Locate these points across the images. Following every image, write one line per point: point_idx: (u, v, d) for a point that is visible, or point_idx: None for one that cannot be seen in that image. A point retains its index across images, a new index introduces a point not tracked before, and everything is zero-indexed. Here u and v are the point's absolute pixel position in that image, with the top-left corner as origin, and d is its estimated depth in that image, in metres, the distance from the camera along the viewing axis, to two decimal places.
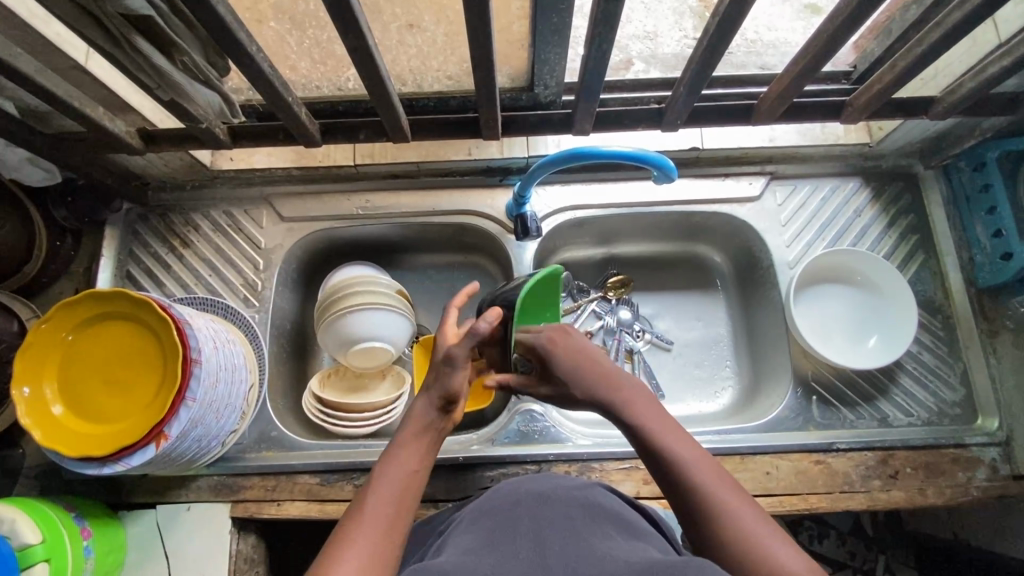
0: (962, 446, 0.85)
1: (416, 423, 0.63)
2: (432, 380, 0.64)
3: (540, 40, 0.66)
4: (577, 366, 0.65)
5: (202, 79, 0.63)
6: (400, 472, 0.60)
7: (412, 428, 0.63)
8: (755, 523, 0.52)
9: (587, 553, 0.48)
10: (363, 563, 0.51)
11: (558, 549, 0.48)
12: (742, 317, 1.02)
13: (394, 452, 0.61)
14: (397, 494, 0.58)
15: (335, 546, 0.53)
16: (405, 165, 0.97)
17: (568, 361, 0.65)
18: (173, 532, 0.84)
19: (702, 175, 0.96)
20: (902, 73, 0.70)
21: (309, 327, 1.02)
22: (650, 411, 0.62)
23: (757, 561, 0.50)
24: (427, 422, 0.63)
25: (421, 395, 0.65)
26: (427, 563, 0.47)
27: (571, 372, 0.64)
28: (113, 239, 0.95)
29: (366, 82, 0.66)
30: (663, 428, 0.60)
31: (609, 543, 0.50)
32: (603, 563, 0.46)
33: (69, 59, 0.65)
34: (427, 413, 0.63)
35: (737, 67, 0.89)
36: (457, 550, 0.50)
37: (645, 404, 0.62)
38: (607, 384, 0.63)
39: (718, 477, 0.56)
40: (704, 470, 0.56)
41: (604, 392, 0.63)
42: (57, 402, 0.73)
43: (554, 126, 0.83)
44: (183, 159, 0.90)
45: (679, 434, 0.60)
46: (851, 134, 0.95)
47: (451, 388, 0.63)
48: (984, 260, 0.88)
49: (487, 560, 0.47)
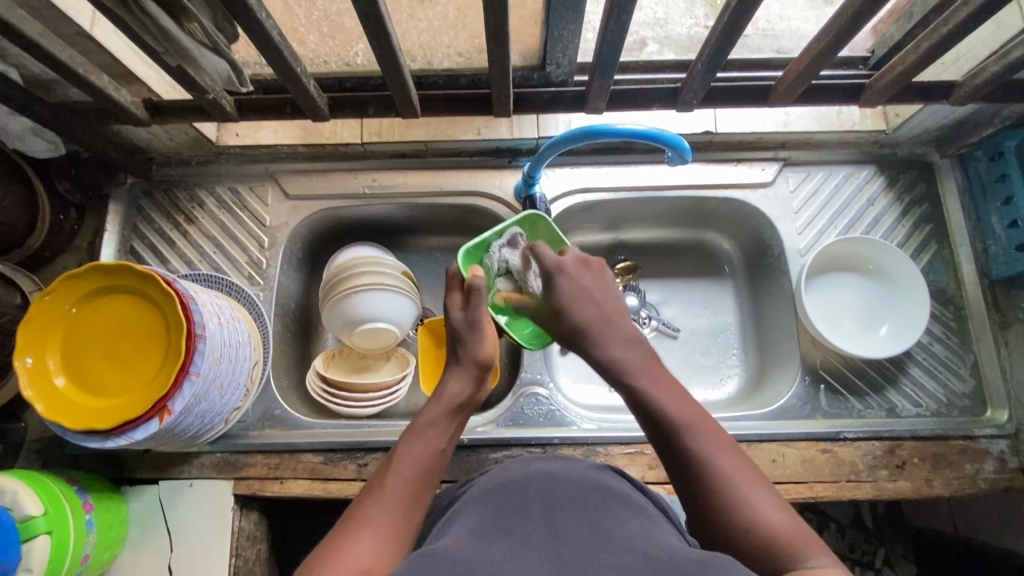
0: (970, 437, 0.84)
1: (446, 398, 0.64)
2: (459, 354, 0.68)
3: (555, 16, 0.64)
4: (577, 299, 0.68)
5: (210, 45, 0.61)
6: (424, 449, 0.60)
7: (441, 406, 0.64)
8: (750, 480, 0.53)
9: (600, 537, 0.47)
10: (381, 538, 0.51)
11: (570, 532, 0.48)
12: (750, 305, 1.01)
13: (420, 429, 0.62)
14: (416, 474, 0.57)
15: (350, 525, 0.52)
16: (414, 144, 0.96)
17: (570, 288, 0.68)
18: (176, 508, 0.84)
19: (715, 160, 0.94)
20: (925, 53, 0.69)
21: (312, 306, 1.02)
22: (642, 365, 0.63)
23: (746, 514, 0.50)
24: (456, 401, 0.65)
25: (450, 374, 0.67)
26: (436, 546, 0.46)
27: (568, 297, 0.68)
28: (117, 214, 0.94)
29: (378, 52, 0.65)
30: (654, 384, 0.61)
31: (622, 527, 0.49)
32: (618, 549, 0.45)
33: (74, 24, 0.64)
34: (463, 386, 0.66)
35: (752, 51, 0.87)
36: (466, 530, 0.49)
37: (637, 357, 0.64)
38: (599, 327, 0.66)
39: (713, 435, 0.56)
40: (698, 428, 0.56)
41: (593, 338, 0.65)
42: (61, 374, 0.73)
43: (566, 103, 0.81)
44: (188, 134, 0.89)
45: (673, 387, 0.61)
46: (867, 119, 0.93)
47: (480, 359, 0.68)
48: (999, 251, 0.88)
49: (496, 541, 0.47)
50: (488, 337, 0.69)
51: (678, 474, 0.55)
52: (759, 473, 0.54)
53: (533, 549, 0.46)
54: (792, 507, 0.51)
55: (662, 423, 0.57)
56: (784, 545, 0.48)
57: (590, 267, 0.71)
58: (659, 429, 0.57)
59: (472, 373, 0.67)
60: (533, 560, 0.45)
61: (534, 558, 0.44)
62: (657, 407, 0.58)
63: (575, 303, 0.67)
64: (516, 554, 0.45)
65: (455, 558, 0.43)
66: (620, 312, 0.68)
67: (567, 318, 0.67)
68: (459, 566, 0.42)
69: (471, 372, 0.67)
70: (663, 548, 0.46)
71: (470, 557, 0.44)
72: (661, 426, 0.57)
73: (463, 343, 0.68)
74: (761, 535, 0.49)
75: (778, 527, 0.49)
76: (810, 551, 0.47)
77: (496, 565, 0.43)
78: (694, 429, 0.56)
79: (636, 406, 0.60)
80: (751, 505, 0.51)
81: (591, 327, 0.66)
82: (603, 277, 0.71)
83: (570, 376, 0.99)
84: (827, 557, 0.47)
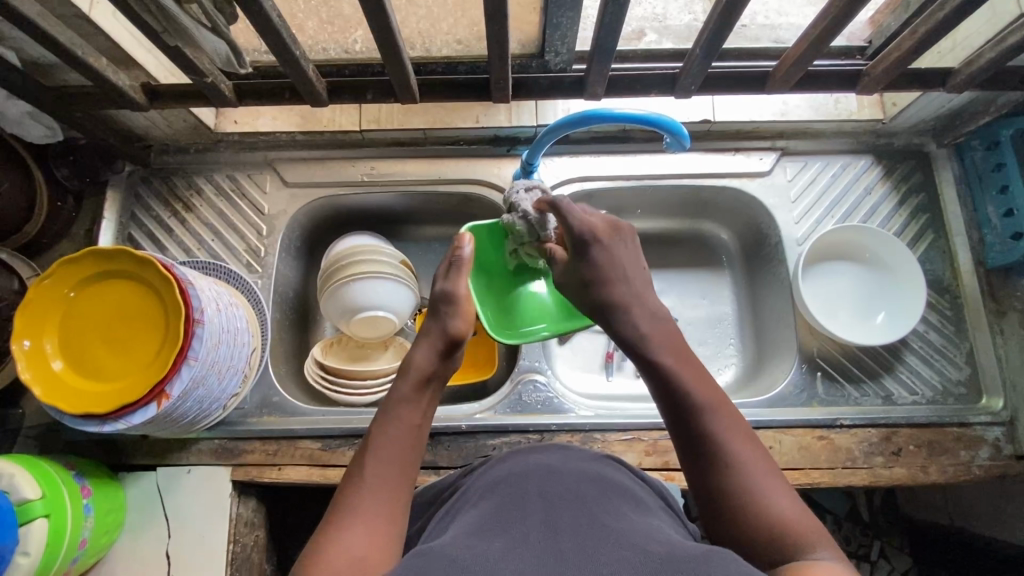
0: (965, 425, 0.85)
1: (411, 373, 0.60)
2: (430, 325, 0.64)
3: (555, 3, 0.64)
4: (609, 271, 0.64)
5: (209, 26, 0.62)
6: (399, 430, 0.57)
7: (409, 383, 0.60)
8: (765, 471, 0.52)
9: (597, 531, 0.47)
10: (369, 529, 0.50)
11: (569, 526, 0.47)
12: (747, 295, 1.01)
13: (391, 408, 0.58)
14: (395, 455, 0.55)
15: (338, 514, 0.51)
16: (412, 132, 0.95)
17: (601, 261, 0.64)
18: (173, 495, 0.84)
19: (713, 149, 0.95)
20: (921, 39, 0.69)
21: (310, 296, 1.02)
22: (668, 342, 0.60)
23: (759, 504, 0.50)
24: (425, 374, 0.60)
25: (417, 346, 0.63)
26: (433, 544, 0.46)
27: (597, 271, 0.64)
28: (115, 202, 0.94)
29: (377, 36, 0.65)
30: (679, 364, 0.58)
31: (621, 521, 0.49)
32: (615, 543, 0.45)
33: (72, 6, 0.64)
34: (431, 360, 0.62)
35: (749, 41, 0.86)
36: (466, 526, 0.49)
37: (665, 335, 0.61)
38: (625, 303, 0.63)
39: (733, 423, 0.55)
40: (721, 412, 0.55)
41: (621, 312, 0.62)
42: (58, 357, 0.72)
43: (565, 90, 0.81)
44: (186, 120, 0.89)
45: (698, 372, 0.58)
46: (864, 109, 0.94)
47: (452, 333, 0.63)
48: (995, 239, 0.89)
49: (494, 538, 0.46)
50: (466, 309, 0.65)
51: (692, 460, 0.54)
52: (774, 465, 0.54)
53: (531, 543, 0.46)
54: (801, 497, 0.52)
55: (682, 405, 0.56)
56: (793, 534, 0.48)
57: (620, 232, 0.67)
58: (679, 405, 0.56)
59: (440, 346, 0.62)
60: (532, 554, 0.44)
61: (533, 553, 0.44)
62: (680, 382, 0.57)
63: (609, 276, 0.64)
64: (516, 549, 0.45)
65: (452, 557, 0.43)
66: (646, 281, 0.65)
67: (598, 288, 0.64)
68: (456, 563, 0.42)
69: (438, 345, 0.62)
70: (662, 544, 0.45)
71: (467, 553, 0.43)
72: (680, 402, 0.56)
73: (439, 315, 0.64)
74: (770, 524, 0.49)
75: (789, 519, 0.49)
76: (816, 543, 0.48)
77: (496, 562, 0.43)
78: (714, 409, 0.55)
79: (655, 380, 0.58)
80: (764, 490, 0.51)
81: (621, 300, 0.63)
82: (631, 244, 0.67)
83: (568, 364, 0.99)
84: (831, 552, 0.48)
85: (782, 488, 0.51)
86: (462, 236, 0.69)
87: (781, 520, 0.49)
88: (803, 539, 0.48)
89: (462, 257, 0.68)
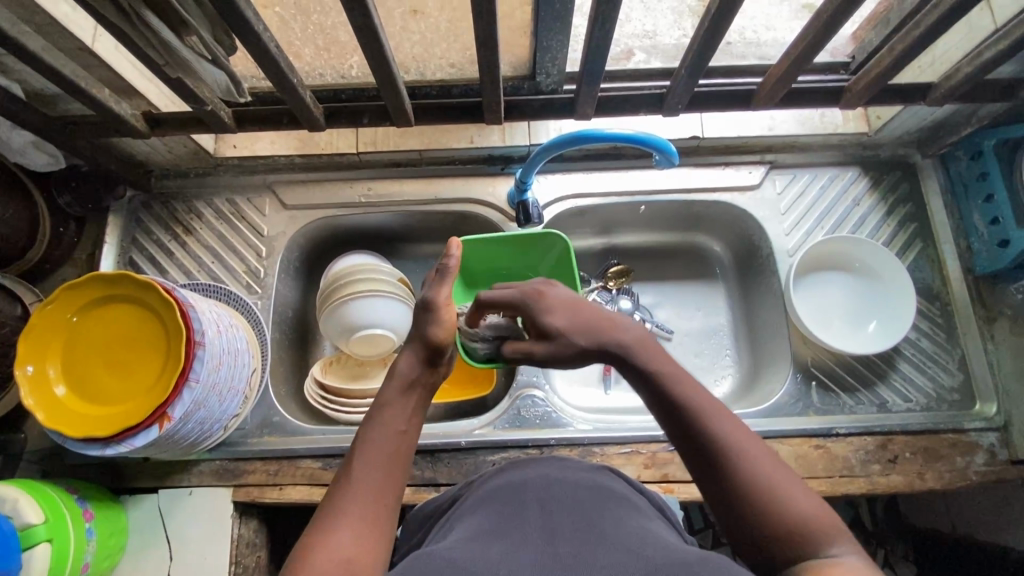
0: (960, 431, 0.85)
1: (394, 381, 0.61)
2: (412, 332, 0.65)
3: (543, 28, 0.67)
4: (571, 311, 0.64)
5: (211, 57, 0.64)
6: (386, 436, 0.57)
7: (394, 387, 0.61)
8: (776, 471, 0.52)
9: (594, 538, 0.47)
10: (354, 532, 0.50)
11: (567, 532, 0.48)
12: (741, 306, 1.03)
13: (377, 413, 0.59)
14: (382, 459, 0.56)
15: (325, 518, 0.51)
16: (408, 153, 0.97)
17: (558, 306, 0.64)
18: (175, 516, 0.84)
19: (702, 163, 0.97)
20: (900, 55, 0.71)
21: (308, 315, 1.03)
22: (658, 355, 0.60)
23: (772, 505, 0.50)
24: (406, 380, 0.61)
25: (401, 353, 0.64)
26: (433, 551, 0.46)
27: (563, 318, 0.63)
28: (116, 226, 0.96)
29: (371, 63, 0.67)
30: (671, 375, 0.58)
31: (618, 528, 0.49)
32: (612, 548, 0.46)
33: (77, 40, 0.66)
34: (413, 369, 0.62)
35: (736, 58, 0.88)
36: (467, 534, 0.49)
37: (650, 346, 0.61)
38: (603, 325, 0.62)
39: (736, 429, 0.55)
40: (722, 418, 0.55)
41: (605, 334, 0.62)
42: (61, 382, 0.73)
43: (556, 111, 0.83)
44: (187, 146, 0.91)
45: (692, 382, 0.58)
46: (849, 122, 0.96)
47: (432, 339, 0.63)
48: (982, 246, 0.90)
49: (496, 546, 0.47)
50: (447, 318, 0.64)
51: (702, 471, 0.54)
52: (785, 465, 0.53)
53: (533, 549, 0.46)
54: (817, 494, 0.52)
55: (683, 417, 0.56)
56: (809, 533, 0.49)
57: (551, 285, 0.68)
58: (675, 412, 0.57)
59: (422, 353, 0.63)
60: (529, 558, 0.45)
61: (532, 556, 0.45)
62: (675, 394, 0.57)
63: (577, 314, 0.63)
64: (516, 554, 0.45)
65: (454, 560, 0.44)
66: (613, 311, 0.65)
67: (574, 330, 0.62)
68: (455, 567, 0.43)
69: (419, 354, 0.63)
70: (655, 549, 0.46)
71: (467, 560, 0.44)
72: (677, 411, 0.56)
73: (420, 321, 0.64)
74: (788, 524, 0.49)
75: (806, 514, 0.49)
76: (833, 537, 0.49)
77: (494, 565, 0.44)
78: (711, 415, 0.56)
79: (648, 390, 0.59)
80: (772, 487, 0.51)
81: (597, 329, 0.62)
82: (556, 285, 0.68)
83: (567, 379, 1.00)
84: (847, 546, 0.48)
85: (789, 483, 0.52)
86: (451, 241, 0.67)
87: (797, 521, 0.49)
88: (822, 535, 0.48)
89: (449, 265, 0.66)
